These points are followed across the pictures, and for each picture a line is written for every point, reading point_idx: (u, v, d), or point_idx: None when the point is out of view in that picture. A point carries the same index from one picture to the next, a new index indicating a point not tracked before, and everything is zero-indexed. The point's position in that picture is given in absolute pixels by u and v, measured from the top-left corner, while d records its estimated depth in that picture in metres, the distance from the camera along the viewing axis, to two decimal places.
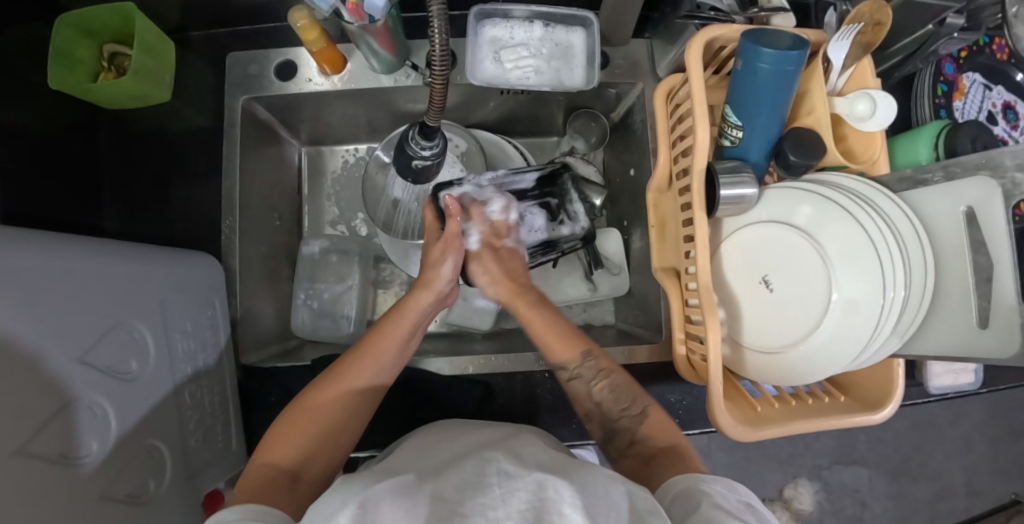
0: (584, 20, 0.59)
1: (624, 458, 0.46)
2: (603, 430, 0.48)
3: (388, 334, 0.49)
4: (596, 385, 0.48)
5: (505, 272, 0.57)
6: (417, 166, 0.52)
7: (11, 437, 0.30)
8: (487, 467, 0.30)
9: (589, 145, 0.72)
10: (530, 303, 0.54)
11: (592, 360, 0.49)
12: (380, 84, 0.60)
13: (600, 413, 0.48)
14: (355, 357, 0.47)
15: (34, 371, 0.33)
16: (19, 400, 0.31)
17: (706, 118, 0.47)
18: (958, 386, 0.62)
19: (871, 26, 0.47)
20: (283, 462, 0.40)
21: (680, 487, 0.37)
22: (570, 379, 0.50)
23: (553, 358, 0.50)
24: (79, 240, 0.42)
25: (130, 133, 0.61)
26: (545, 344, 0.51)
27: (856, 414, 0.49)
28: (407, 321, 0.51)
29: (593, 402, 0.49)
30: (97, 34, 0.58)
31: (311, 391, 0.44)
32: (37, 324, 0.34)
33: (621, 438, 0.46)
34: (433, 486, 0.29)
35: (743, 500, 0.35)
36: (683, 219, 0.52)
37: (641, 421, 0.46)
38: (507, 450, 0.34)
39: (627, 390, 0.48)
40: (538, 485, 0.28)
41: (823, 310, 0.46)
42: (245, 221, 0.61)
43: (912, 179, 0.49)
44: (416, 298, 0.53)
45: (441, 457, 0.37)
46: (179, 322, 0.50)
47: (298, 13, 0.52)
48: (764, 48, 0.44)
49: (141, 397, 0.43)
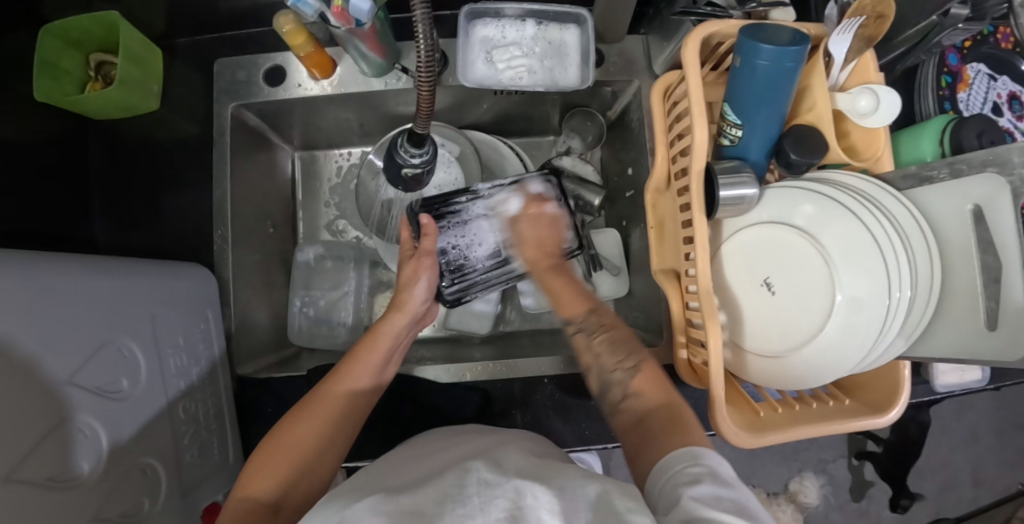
0: (578, 17, 0.58)
1: (616, 416, 0.46)
2: (600, 383, 0.49)
3: (365, 359, 0.49)
4: (595, 340, 0.51)
5: (536, 238, 0.57)
6: (407, 174, 0.50)
7: (3, 461, 0.30)
8: (467, 478, 0.32)
9: (585, 144, 0.71)
10: (552, 268, 0.57)
11: (595, 317, 0.52)
12: (370, 88, 0.59)
13: (597, 365, 0.50)
14: (332, 381, 0.46)
15: (20, 395, 0.32)
16: (9, 424, 0.31)
17: (704, 118, 0.46)
18: (965, 383, 0.59)
19: (874, 18, 0.45)
20: (262, 495, 0.39)
21: (666, 474, 0.35)
22: (575, 331, 0.53)
23: (564, 312, 0.54)
24: (65, 257, 0.41)
25: (119, 143, 0.60)
26: (560, 299, 0.55)
27: (862, 417, 0.48)
28: (379, 348, 0.51)
29: (594, 356, 0.50)
30: (83, 44, 0.56)
31: (288, 422, 0.43)
32: (24, 347, 0.33)
33: (615, 392, 0.47)
34: (418, 497, 0.31)
35: (733, 481, 0.32)
36: (683, 220, 0.51)
37: (633, 375, 0.46)
38: (489, 458, 0.35)
39: (624, 343, 0.49)
40: (516, 491, 0.30)
41: (827, 311, 0.45)
42: (237, 230, 0.60)
43: (919, 177, 0.48)
44: (390, 322, 0.53)
45: (426, 468, 0.38)
46: (170, 337, 0.49)
47: (282, 19, 0.51)
48: (762, 44, 0.43)
49: (134, 416, 0.43)
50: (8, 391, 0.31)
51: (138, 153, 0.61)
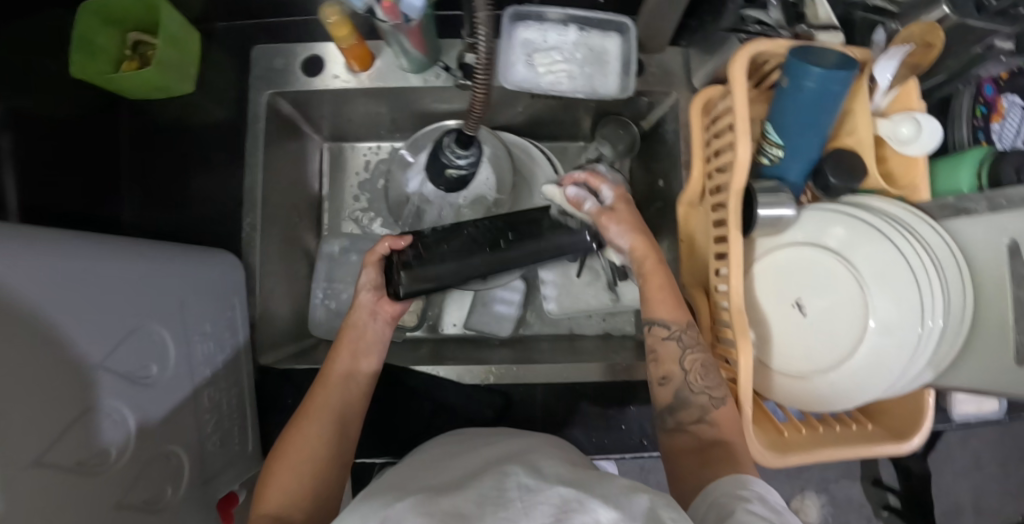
0: (621, 26, 0.57)
1: (675, 436, 0.48)
2: (675, 396, 0.48)
3: (339, 363, 0.50)
4: (689, 354, 0.49)
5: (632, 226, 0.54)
6: (451, 176, 0.48)
7: (29, 449, 0.29)
8: (507, 483, 0.32)
9: (617, 152, 0.68)
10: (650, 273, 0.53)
11: (692, 331, 0.50)
12: (408, 84, 0.58)
13: (682, 380, 0.48)
14: (317, 390, 0.48)
15: (49, 386, 0.31)
16: (33, 409, 0.30)
17: (747, 135, 0.46)
18: (982, 413, 0.58)
19: (921, 47, 0.47)
20: (271, 511, 0.41)
21: (715, 495, 0.38)
22: (665, 338, 0.50)
23: (654, 316, 0.51)
24: (99, 239, 0.40)
25: (147, 122, 0.60)
26: (652, 300, 0.52)
27: (884, 443, 0.48)
28: (349, 344, 0.51)
29: (680, 368, 0.49)
30: (122, 22, 0.56)
31: (285, 437, 0.45)
32: (50, 326, 0.32)
33: (689, 412, 0.47)
34: (456, 501, 0.31)
35: (778, 506, 0.35)
36: (716, 236, 0.52)
37: (718, 404, 0.46)
38: (525, 464, 0.36)
39: (716, 370, 0.47)
40: (559, 497, 0.30)
41: (855, 343, 0.46)
42: (265, 218, 0.59)
43: (955, 208, 0.48)
44: (362, 320, 0.53)
45: (461, 471, 0.38)
46: (198, 324, 0.49)
47: (328, 9, 0.50)
48: (811, 66, 0.43)
49: (161, 402, 0.42)
50: (35, 375, 0.30)
51: (167, 135, 0.60)
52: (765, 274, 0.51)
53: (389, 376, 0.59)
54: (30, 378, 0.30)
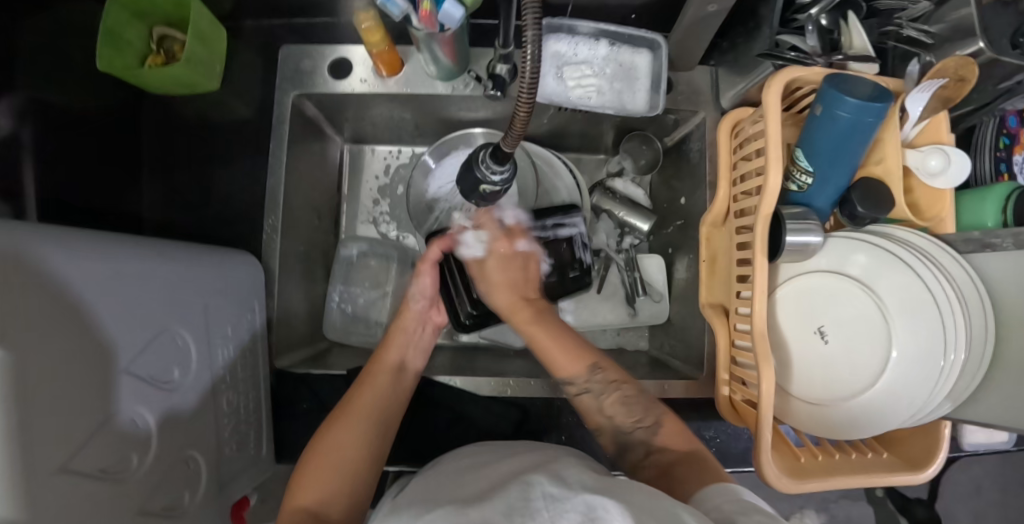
0: (652, 43, 0.57)
1: (640, 472, 0.47)
2: (615, 443, 0.49)
3: (384, 363, 0.53)
4: (606, 399, 0.50)
5: (509, 279, 0.55)
6: (484, 191, 0.48)
7: (53, 456, 0.29)
8: (533, 492, 0.32)
9: (638, 167, 0.70)
10: (534, 315, 0.54)
11: (600, 374, 0.50)
12: (436, 91, 0.58)
13: (610, 427, 0.49)
14: (360, 386, 0.50)
15: (76, 392, 0.31)
16: (60, 416, 0.29)
17: (779, 161, 0.46)
18: (991, 444, 0.58)
19: (955, 81, 0.46)
20: (309, 504, 0.40)
21: (711, 501, 0.37)
22: (579, 393, 0.51)
23: (561, 372, 0.51)
24: (128, 239, 0.40)
25: (171, 119, 0.59)
26: (550, 361, 0.51)
27: (900, 473, 0.48)
28: (397, 345, 0.55)
29: (604, 417, 0.50)
30: (148, 16, 0.55)
31: (325, 431, 0.46)
32: (82, 330, 0.32)
33: (637, 450, 0.48)
34: (483, 513, 0.31)
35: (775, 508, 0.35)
36: (739, 259, 0.52)
37: (654, 432, 0.47)
38: (549, 473, 0.35)
39: (640, 402, 0.49)
40: (586, 505, 0.30)
41: (879, 371, 0.46)
42: (286, 220, 0.59)
43: (980, 242, 0.48)
44: (409, 319, 0.57)
45: (482, 483, 0.38)
46: (220, 328, 0.48)
47: (362, 15, 0.50)
48: (847, 97, 0.43)
49: (183, 406, 0.42)
50: (65, 380, 0.30)
51: (190, 132, 0.59)
52: (785, 303, 0.51)
53: None
54: (57, 384, 0.29)
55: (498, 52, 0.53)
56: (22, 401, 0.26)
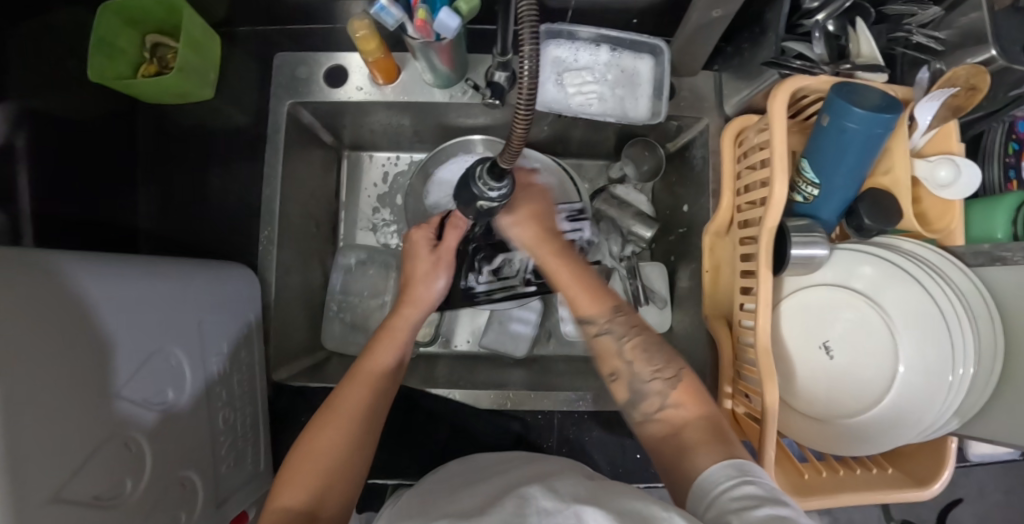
0: (654, 48, 0.56)
1: (647, 425, 0.45)
2: (630, 391, 0.47)
3: (378, 357, 0.50)
4: (627, 342, 0.48)
5: (534, 213, 0.54)
6: (482, 206, 0.47)
7: (45, 487, 0.28)
8: (527, 508, 0.31)
9: (641, 174, 0.68)
10: (555, 251, 0.54)
11: (621, 317, 0.49)
12: (433, 99, 0.57)
13: (628, 371, 0.47)
14: (351, 381, 0.48)
15: (68, 420, 0.30)
16: (51, 446, 0.29)
17: (785, 171, 0.45)
18: (996, 453, 0.59)
19: (966, 90, 0.45)
20: (296, 504, 0.40)
21: (715, 486, 0.36)
22: (599, 334, 0.49)
23: (582, 310, 0.51)
24: (119, 259, 0.39)
25: (166, 128, 0.58)
26: (573, 298, 0.51)
27: (906, 489, 0.47)
28: (390, 341, 0.52)
29: (624, 361, 0.47)
30: (141, 24, 0.54)
31: (312, 429, 0.44)
32: (74, 357, 0.31)
33: (650, 401, 0.45)
34: None
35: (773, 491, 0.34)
36: (743, 271, 0.51)
37: (673, 385, 0.45)
38: (543, 484, 0.35)
39: (658, 350, 0.47)
40: (576, 515, 0.29)
41: (889, 382, 0.45)
42: (283, 230, 0.58)
43: (989, 255, 0.47)
44: (403, 317, 0.55)
45: (477, 499, 0.38)
46: (216, 345, 0.48)
47: (356, 23, 0.49)
48: (854, 107, 0.42)
49: (177, 426, 0.41)
50: (56, 406, 0.29)
51: (184, 142, 0.58)
52: (788, 317, 0.50)
53: (406, 400, 0.59)
54: (48, 414, 0.29)
55: (496, 59, 0.52)
56: (10, 436, 0.25)
